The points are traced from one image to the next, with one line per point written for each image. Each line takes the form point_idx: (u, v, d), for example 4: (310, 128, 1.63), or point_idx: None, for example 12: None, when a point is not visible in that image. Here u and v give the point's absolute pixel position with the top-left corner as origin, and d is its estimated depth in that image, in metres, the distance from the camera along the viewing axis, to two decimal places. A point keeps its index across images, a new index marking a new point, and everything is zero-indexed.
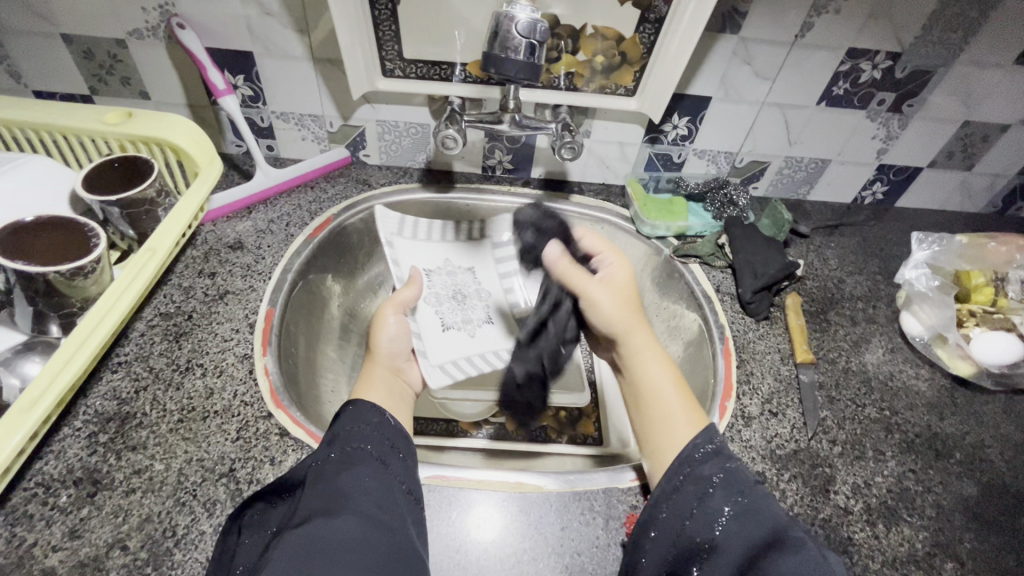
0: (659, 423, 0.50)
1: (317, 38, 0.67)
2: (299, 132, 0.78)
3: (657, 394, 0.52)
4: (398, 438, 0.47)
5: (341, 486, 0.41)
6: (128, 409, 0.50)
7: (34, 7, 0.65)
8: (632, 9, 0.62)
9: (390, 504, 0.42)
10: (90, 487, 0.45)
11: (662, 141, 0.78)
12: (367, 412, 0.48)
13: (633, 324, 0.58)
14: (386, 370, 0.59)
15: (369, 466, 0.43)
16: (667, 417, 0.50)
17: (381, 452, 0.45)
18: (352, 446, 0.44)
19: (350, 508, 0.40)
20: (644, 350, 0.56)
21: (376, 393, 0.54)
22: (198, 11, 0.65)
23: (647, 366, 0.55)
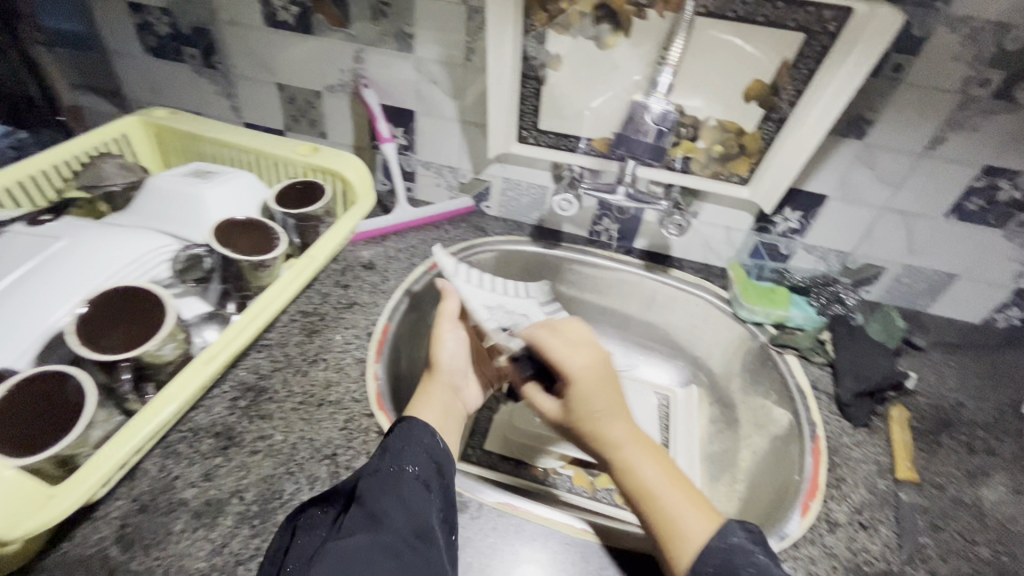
0: (667, 534, 0.47)
1: (469, 105, 0.79)
2: (436, 180, 0.90)
3: (654, 496, 0.49)
4: (439, 454, 0.50)
5: (383, 498, 0.44)
6: (264, 384, 0.59)
7: (265, 62, 0.84)
8: (757, 107, 0.66)
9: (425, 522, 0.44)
10: (225, 441, 0.53)
11: (770, 231, 0.80)
12: (416, 428, 0.50)
13: (608, 411, 0.53)
14: (445, 386, 0.59)
15: (409, 487, 0.45)
16: (677, 520, 0.47)
17: (424, 474, 0.47)
18: (397, 464, 0.46)
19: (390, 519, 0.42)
20: (622, 444, 0.52)
21: (431, 413, 0.56)
22: (382, 75, 0.80)
23: (635, 465, 0.51)
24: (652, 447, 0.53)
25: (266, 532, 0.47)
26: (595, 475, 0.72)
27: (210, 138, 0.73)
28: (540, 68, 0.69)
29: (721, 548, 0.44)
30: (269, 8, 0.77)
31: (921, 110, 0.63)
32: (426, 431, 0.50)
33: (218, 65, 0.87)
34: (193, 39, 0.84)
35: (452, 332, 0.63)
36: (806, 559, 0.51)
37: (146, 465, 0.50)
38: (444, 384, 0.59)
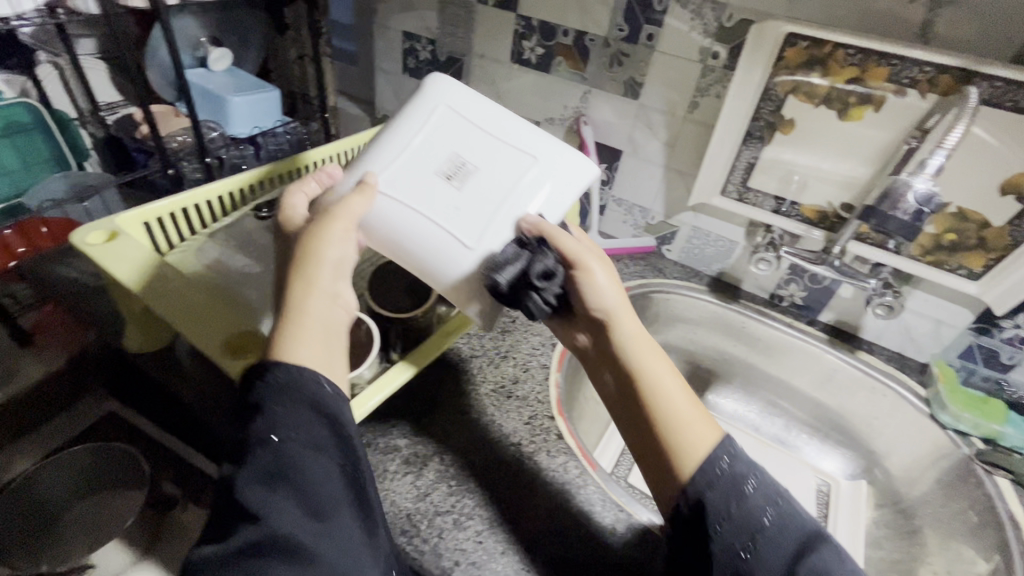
0: (675, 438, 0.45)
1: (678, 153, 0.83)
2: (624, 216, 0.95)
3: (662, 403, 0.47)
4: (330, 407, 0.41)
5: (267, 476, 0.37)
6: (464, 365, 0.67)
7: (500, 92, 0.96)
8: (1013, 202, 0.61)
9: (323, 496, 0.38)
10: (430, 407, 0.61)
11: (992, 334, 0.71)
12: (287, 373, 0.40)
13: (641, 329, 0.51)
14: (321, 302, 0.44)
15: (293, 465, 0.38)
16: (686, 430, 0.45)
17: (316, 438, 0.40)
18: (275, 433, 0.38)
19: (278, 500, 0.36)
20: (650, 361, 0.50)
21: (311, 350, 0.42)
22: (602, 115, 0.87)
23: (658, 382, 0.48)
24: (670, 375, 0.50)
25: (464, 494, 0.54)
26: None
27: None
28: (769, 130, 0.71)
29: (714, 484, 0.42)
30: (519, 47, 0.89)
31: None
32: (312, 376, 0.41)
33: None
34: (445, 66, 1.00)
35: (346, 236, 0.46)
36: None
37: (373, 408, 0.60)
38: (322, 295, 0.44)
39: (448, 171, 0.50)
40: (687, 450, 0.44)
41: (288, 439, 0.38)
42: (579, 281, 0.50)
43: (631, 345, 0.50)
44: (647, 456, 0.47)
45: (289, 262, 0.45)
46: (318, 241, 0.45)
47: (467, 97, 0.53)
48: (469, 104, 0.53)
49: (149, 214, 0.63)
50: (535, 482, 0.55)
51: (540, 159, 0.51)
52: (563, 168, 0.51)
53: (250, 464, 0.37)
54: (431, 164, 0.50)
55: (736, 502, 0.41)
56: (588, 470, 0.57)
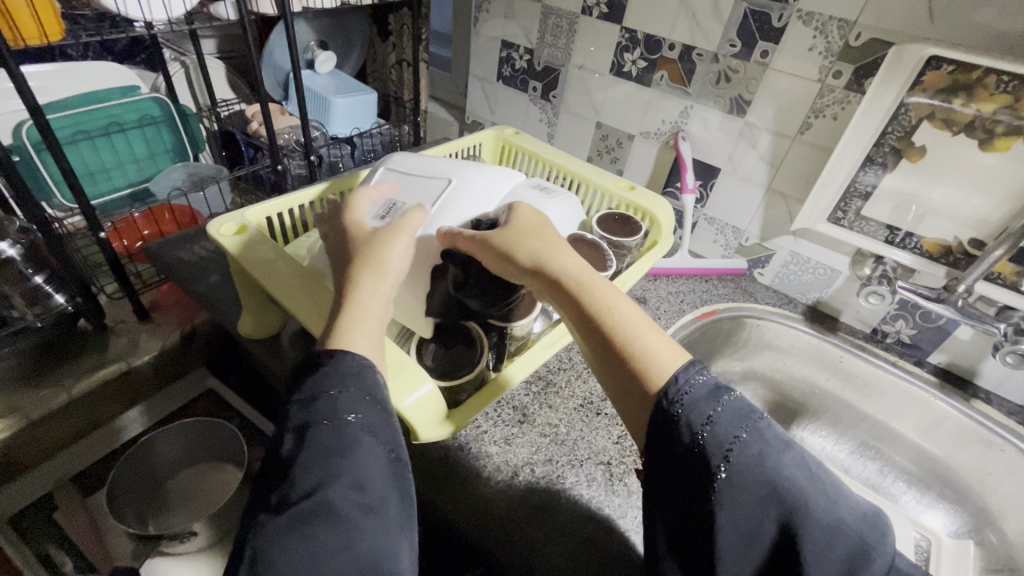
0: (629, 349, 0.41)
1: (782, 173, 0.80)
2: (715, 236, 0.92)
3: (622, 336, 0.42)
4: (380, 390, 0.42)
5: (319, 458, 0.36)
6: (552, 378, 0.67)
7: (596, 103, 0.96)
8: None
9: (376, 481, 0.37)
10: (521, 416, 0.62)
11: None
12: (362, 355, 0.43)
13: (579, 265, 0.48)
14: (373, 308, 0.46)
15: (348, 445, 0.37)
16: (647, 355, 0.40)
17: (366, 420, 0.39)
18: (329, 415, 0.38)
19: (330, 482, 0.35)
20: (593, 294, 0.45)
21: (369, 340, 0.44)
22: (702, 132, 0.85)
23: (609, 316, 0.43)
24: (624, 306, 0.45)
25: (553, 511, 0.52)
26: None
27: (545, 159, 0.86)
28: (894, 156, 0.68)
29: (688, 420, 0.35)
30: (619, 59, 0.89)
31: None
32: (370, 365, 0.42)
33: (553, 99, 1.01)
34: (541, 75, 1.00)
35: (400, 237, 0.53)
36: None
37: None
38: (380, 301, 0.47)
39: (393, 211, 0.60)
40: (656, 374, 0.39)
41: (343, 419, 0.38)
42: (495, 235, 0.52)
43: (571, 282, 0.46)
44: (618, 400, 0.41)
45: (344, 267, 0.50)
46: (383, 259, 0.50)
47: (406, 158, 0.66)
48: (411, 162, 0.65)
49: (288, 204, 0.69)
50: (626, 506, 0.54)
51: (460, 181, 0.62)
52: (475, 175, 0.62)
53: (304, 443, 0.37)
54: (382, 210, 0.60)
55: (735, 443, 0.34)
56: None
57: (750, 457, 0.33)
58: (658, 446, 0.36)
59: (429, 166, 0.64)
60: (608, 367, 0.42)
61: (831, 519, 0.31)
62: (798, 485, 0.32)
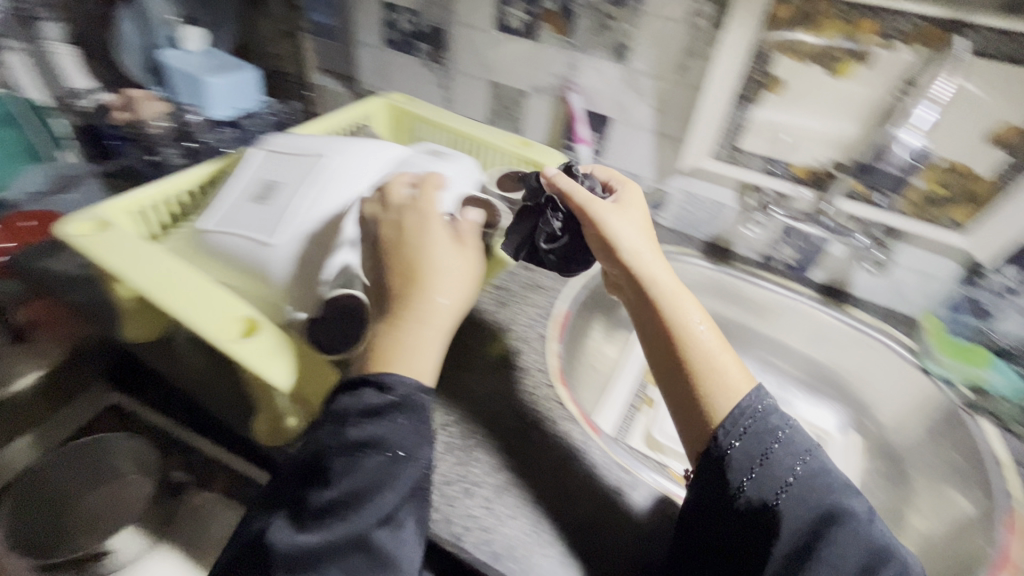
0: (708, 382, 0.49)
1: (668, 116, 0.82)
2: (615, 184, 0.95)
3: (701, 353, 0.51)
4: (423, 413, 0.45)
5: (360, 482, 0.40)
6: (463, 340, 0.68)
7: (488, 62, 0.94)
8: (997, 150, 0.63)
9: (408, 498, 0.41)
10: (432, 381, 0.62)
11: (978, 286, 0.73)
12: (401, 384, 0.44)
13: (676, 282, 0.56)
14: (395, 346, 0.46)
15: (387, 471, 0.41)
16: (722, 376, 0.49)
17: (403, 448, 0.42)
18: (373, 448, 0.41)
19: (367, 504, 0.40)
20: (686, 305, 0.54)
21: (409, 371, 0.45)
22: (590, 82, 0.86)
23: (692, 327, 0.53)
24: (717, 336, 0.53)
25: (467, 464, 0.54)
26: None
27: (441, 124, 0.85)
28: (759, 89, 0.71)
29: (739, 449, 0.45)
30: (502, 15, 0.87)
31: None
32: (416, 387, 0.45)
33: (445, 61, 0.99)
34: (429, 37, 0.97)
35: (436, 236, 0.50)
36: None
37: None
38: (422, 344, 0.46)
39: (260, 195, 0.55)
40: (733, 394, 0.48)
41: (390, 453, 0.42)
42: (607, 226, 0.57)
43: (663, 307, 0.54)
44: (680, 402, 0.50)
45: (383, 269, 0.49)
46: (434, 286, 0.48)
47: (286, 137, 0.61)
48: (291, 139, 0.61)
49: (166, 190, 0.64)
50: (539, 449, 0.57)
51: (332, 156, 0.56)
52: (351, 148, 0.57)
53: (354, 467, 0.41)
54: (248, 192, 0.56)
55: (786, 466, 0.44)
56: (589, 434, 0.59)
57: (801, 479, 0.43)
58: (713, 467, 0.45)
59: (306, 143, 0.59)
60: (673, 384, 0.51)
61: (845, 521, 0.41)
62: (853, 518, 0.41)
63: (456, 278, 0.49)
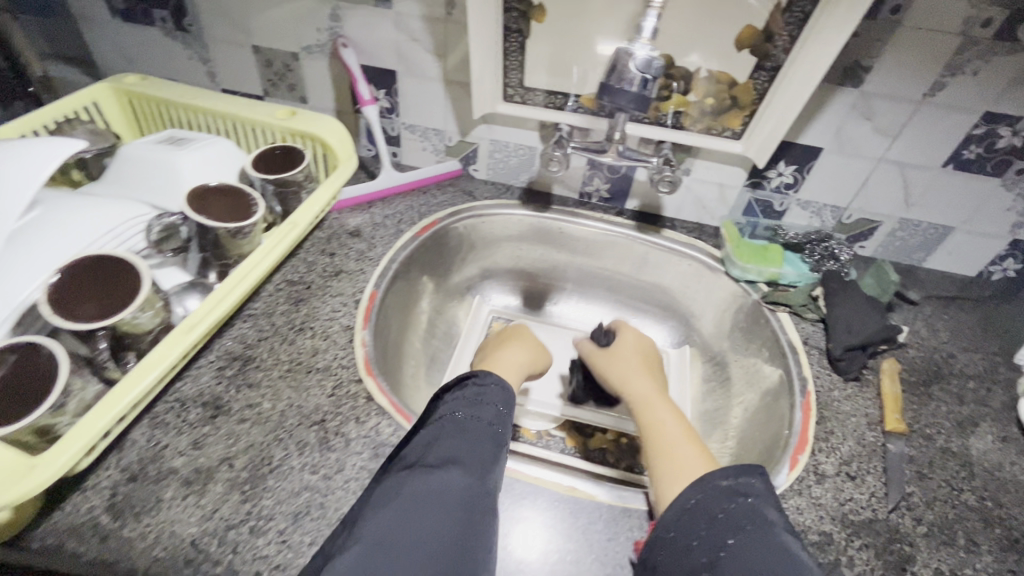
0: (658, 443, 0.53)
1: (452, 61, 0.75)
2: (422, 143, 0.87)
3: (660, 432, 0.54)
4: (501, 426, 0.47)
5: (451, 443, 0.42)
6: (250, 352, 0.58)
7: (236, 22, 0.78)
8: (749, 55, 0.64)
9: (490, 469, 0.42)
10: (212, 410, 0.53)
11: (763, 187, 0.78)
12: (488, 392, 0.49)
13: (642, 370, 0.65)
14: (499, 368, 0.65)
15: (479, 441, 0.43)
16: (676, 452, 0.51)
17: (494, 427, 0.46)
18: (468, 420, 0.45)
19: (459, 461, 0.41)
20: (650, 396, 0.60)
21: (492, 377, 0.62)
22: (362, 34, 0.76)
23: (652, 407, 0.58)
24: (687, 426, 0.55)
25: (255, 497, 0.47)
26: (588, 436, 0.73)
27: (184, 105, 0.70)
28: (525, 20, 0.66)
29: (712, 490, 0.43)
30: None
31: (920, 55, 0.61)
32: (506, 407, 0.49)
33: (190, 28, 0.81)
34: (159, 1, 0.78)
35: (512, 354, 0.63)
36: (794, 510, 0.52)
37: (134, 434, 0.50)
38: (510, 364, 0.66)
39: None
40: (673, 475, 0.49)
41: (487, 432, 0.45)
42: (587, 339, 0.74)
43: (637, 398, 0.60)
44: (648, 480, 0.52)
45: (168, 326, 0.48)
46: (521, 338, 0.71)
47: None
48: None
49: None
50: (345, 457, 0.51)
51: None
52: None
53: (445, 432, 0.43)
54: None
55: (718, 498, 0.43)
56: (401, 425, 0.54)
57: (730, 515, 0.41)
58: (691, 499, 0.44)
59: None
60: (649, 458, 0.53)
61: (753, 524, 0.40)
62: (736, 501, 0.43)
63: (533, 349, 0.70)
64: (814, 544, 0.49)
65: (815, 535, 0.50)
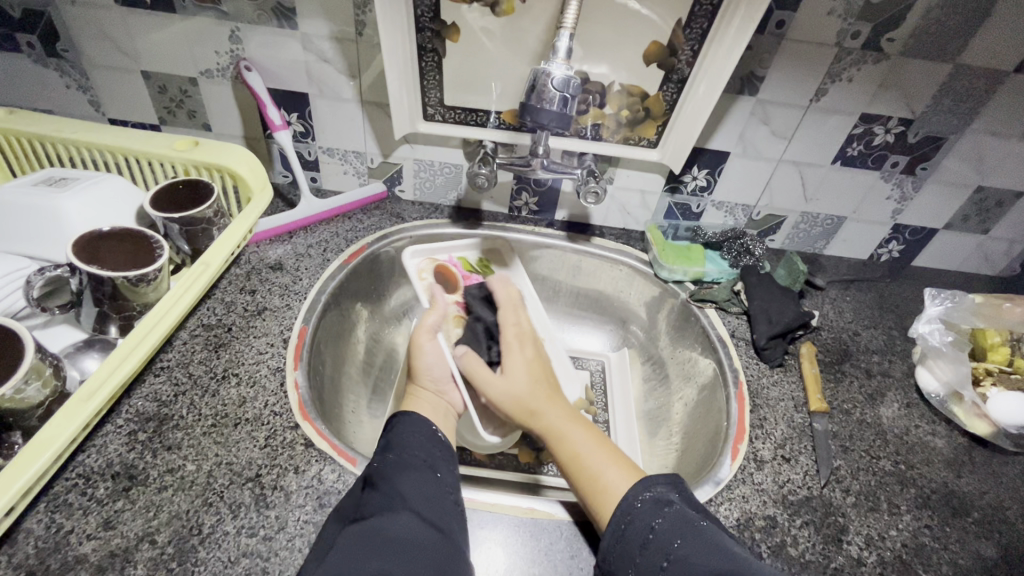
0: (585, 472, 0.51)
1: (368, 84, 0.73)
2: (342, 166, 0.83)
3: (580, 459, 0.52)
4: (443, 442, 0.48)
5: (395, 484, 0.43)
6: (167, 411, 0.52)
7: (122, 46, 0.71)
8: (657, 69, 0.67)
9: (440, 505, 0.43)
10: (125, 482, 0.47)
11: (681, 191, 0.82)
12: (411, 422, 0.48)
13: (546, 399, 0.59)
14: (433, 394, 0.58)
15: (421, 473, 0.44)
16: (599, 478, 0.50)
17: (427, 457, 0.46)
18: (402, 455, 0.46)
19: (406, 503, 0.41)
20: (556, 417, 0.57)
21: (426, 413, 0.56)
22: (266, 56, 0.71)
23: (567, 436, 0.55)
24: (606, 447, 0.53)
25: None
26: (541, 450, 0.72)
27: (66, 139, 0.62)
28: (438, 39, 0.66)
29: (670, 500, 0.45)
30: None
31: (805, 65, 0.67)
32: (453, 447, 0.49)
33: (64, 54, 0.72)
34: (25, 24, 0.69)
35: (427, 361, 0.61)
36: (740, 498, 0.54)
37: (28, 524, 0.43)
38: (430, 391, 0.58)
39: None
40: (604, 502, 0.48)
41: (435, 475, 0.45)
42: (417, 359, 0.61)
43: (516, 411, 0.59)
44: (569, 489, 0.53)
45: (64, 396, 0.44)
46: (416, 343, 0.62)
47: None
48: None
49: None
50: (286, 514, 0.47)
51: None
52: None
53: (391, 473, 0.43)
54: None
55: (645, 517, 0.44)
56: (347, 470, 0.51)
57: (666, 530, 0.42)
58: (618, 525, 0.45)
59: None
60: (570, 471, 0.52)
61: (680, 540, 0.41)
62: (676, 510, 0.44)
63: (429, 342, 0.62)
64: (760, 529, 0.52)
65: (761, 520, 0.53)
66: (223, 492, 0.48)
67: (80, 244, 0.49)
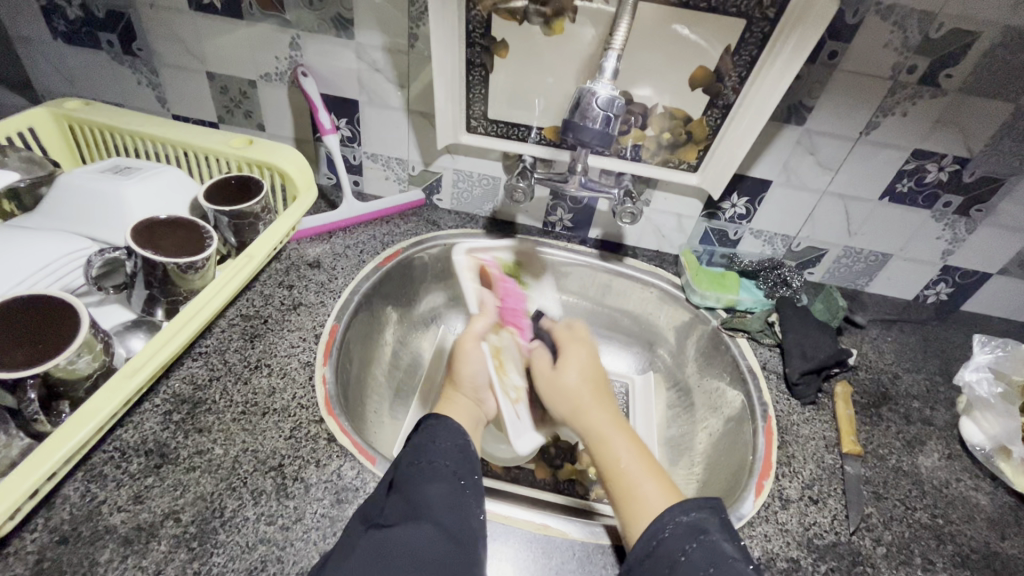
0: (620, 484, 0.50)
1: (416, 94, 0.75)
2: (384, 172, 0.86)
3: (620, 470, 0.51)
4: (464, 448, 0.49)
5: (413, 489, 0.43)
6: (201, 394, 0.54)
7: (191, 48, 0.76)
8: (702, 94, 0.67)
9: (456, 512, 0.43)
10: (157, 459, 0.49)
11: (719, 217, 0.81)
12: (432, 427, 0.49)
13: (593, 399, 0.58)
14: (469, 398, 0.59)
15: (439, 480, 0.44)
16: (636, 493, 0.49)
17: (445, 463, 0.46)
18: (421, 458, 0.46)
19: (422, 509, 0.41)
20: (604, 426, 0.55)
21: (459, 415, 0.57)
22: (322, 63, 0.74)
23: (610, 440, 0.54)
24: (646, 458, 0.52)
25: (199, 559, 0.43)
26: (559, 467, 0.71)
27: (134, 132, 0.67)
28: (487, 55, 0.67)
29: (676, 526, 0.44)
30: None
31: (856, 97, 0.65)
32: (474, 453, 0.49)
33: (138, 53, 0.77)
34: (107, 24, 0.74)
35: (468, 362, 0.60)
36: (761, 537, 0.52)
37: (66, 490, 0.46)
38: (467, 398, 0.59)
39: None
40: (639, 515, 0.47)
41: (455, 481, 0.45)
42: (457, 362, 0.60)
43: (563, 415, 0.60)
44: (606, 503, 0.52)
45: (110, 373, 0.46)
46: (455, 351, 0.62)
47: None
48: None
49: None
50: (304, 505, 0.48)
51: None
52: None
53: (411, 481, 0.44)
54: None
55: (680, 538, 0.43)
56: (367, 468, 0.52)
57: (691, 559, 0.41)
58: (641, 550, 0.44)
59: None
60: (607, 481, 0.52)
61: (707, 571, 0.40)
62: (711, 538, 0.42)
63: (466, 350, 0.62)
64: (781, 571, 0.50)
65: (783, 563, 0.50)
66: (246, 478, 0.49)
67: (136, 229, 0.52)
